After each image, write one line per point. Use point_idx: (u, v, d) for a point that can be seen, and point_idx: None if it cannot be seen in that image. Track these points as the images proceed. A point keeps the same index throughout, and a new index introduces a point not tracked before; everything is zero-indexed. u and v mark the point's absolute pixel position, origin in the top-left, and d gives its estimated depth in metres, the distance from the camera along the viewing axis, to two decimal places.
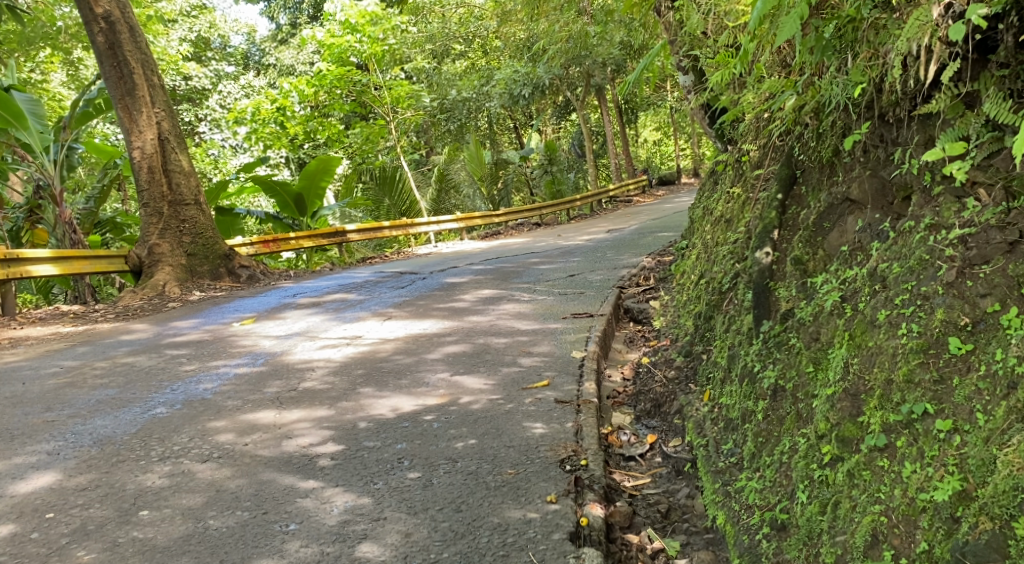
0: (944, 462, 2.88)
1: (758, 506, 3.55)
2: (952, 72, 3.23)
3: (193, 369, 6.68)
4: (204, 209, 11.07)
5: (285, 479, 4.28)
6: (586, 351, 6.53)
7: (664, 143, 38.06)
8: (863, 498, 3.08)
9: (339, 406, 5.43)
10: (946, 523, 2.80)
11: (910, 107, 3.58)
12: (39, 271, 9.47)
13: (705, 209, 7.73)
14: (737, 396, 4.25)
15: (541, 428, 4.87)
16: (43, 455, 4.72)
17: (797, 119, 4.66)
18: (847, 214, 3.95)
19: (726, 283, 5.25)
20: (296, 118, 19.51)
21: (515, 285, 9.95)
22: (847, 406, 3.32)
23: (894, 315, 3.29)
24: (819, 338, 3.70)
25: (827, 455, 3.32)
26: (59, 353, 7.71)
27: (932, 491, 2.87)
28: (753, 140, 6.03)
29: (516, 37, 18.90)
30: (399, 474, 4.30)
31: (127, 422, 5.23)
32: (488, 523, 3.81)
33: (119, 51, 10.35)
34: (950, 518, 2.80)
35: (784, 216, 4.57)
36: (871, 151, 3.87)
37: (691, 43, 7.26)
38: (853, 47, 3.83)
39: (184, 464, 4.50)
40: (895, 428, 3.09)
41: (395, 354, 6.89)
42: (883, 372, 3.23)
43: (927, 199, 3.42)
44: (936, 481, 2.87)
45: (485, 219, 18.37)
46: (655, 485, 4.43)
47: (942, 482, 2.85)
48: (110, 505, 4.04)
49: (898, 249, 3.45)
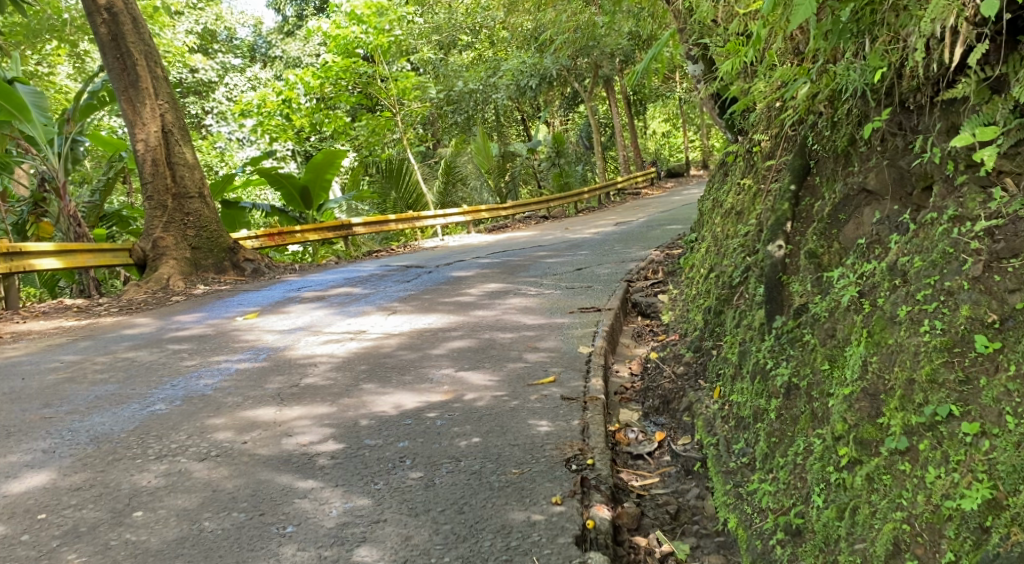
0: (971, 467, 2.75)
1: (773, 509, 3.42)
2: (980, 55, 3.08)
3: (194, 364, 6.57)
4: (208, 202, 10.96)
5: (283, 478, 4.18)
6: (593, 346, 6.39)
7: (672, 134, 37.89)
8: (884, 503, 2.95)
9: (341, 403, 5.31)
10: (974, 533, 2.68)
11: (932, 93, 3.45)
12: (43, 264, 9.33)
13: (715, 202, 7.61)
14: (748, 394, 4.11)
15: (546, 426, 4.75)
16: (38, 453, 4.62)
17: (811, 108, 4.52)
18: (864, 206, 3.80)
19: (737, 277, 5.12)
20: (302, 110, 19.36)
21: (522, 279, 9.81)
22: (866, 406, 3.19)
23: (915, 311, 3.15)
24: (835, 335, 3.55)
25: (843, 457, 3.19)
26: (60, 347, 7.63)
27: (958, 499, 2.74)
28: (766, 130, 5.87)
29: (524, 27, 18.69)
30: (400, 474, 4.18)
31: (125, 419, 5.13)
32: (491, 525, 3.69)
33: (122, 42, 10.24)
34: (979, 528, 2.67)
35: (797, 207, 4.43)
36: (890, 141, 3.72)
37: (702, 31, 7.10)
38: (871, 32, 3.67)
39: (180, 463, 4.39)
40: (917, 431, 2.96)
41: (399, 349, 6.77)
42: (905, 372, 3.08)
43: (950, 189, 3.27)
44: (963, 488, 2.74)
45: (491, 212, 18.23)
46: (664, 485, 4.30)
47: (970, 489, 2.72)
48: (104, 506, 3.94)
49: (918, 241, 3.30)
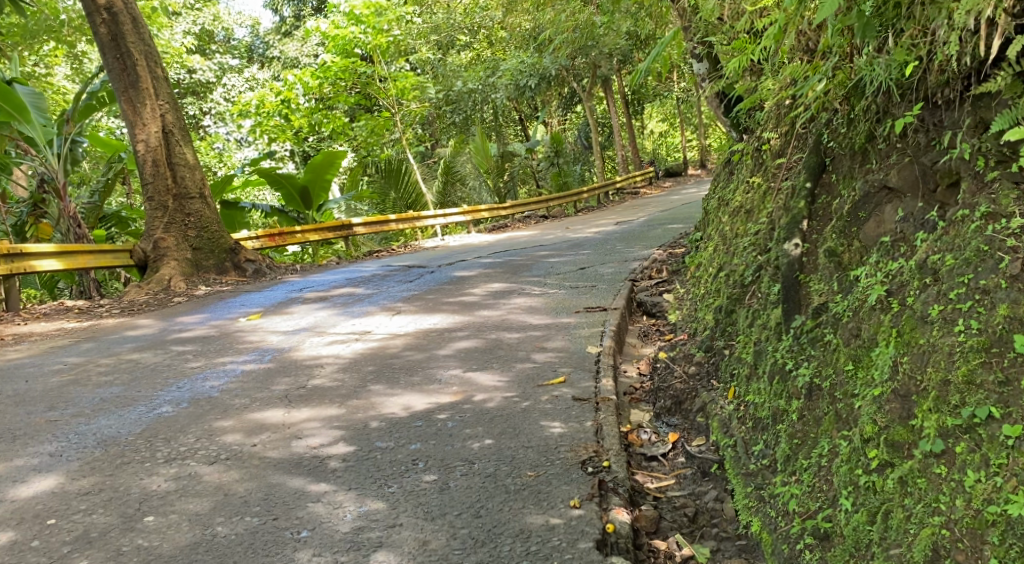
0: (1015, 471, 2.69)
1: (798, 513, 3.37)
2: (1020, 46, 3.02)
3: (199, 366, 6.50)
4: (209, 202, 10.87)
5: (295, 482, 4.11)
6: (601, 346, 6.34)
7: (670, 134, 37.84)
8: (919, 508, 2.90)
9: (349, 405, 5.24)
10: (1021, 540, 2.62)
11: (962, 88, 3.38)
12: (43, 266, 9.25)
13: (721, 201, 7.55)
14: (766, 395, 4.05)
15: (559, 427, 4.69)
16: (45, 456, 4.55)
17: (825, 105, 4.44)
18: (886, 203, 3.75)
19: (749, 276, 5.05)
20: (301, 110, 19.26)
21: (526, 279, 9.75)
22: (897, 408, 3.14)
23: (948, 310, 3.10)
24: (860, 334, 3.50)
25: (874, 460, 3.14)
26: (63, 349, 7.55)
27: (1003, 503, 2.68)
28: (774, 128, 5.81)
29: (522, 28, 18.61)
30: (414, 477, 4.11)
31: (132, 421, 5.06)
32: (510, 529, 3.63)
33: (122, 42, 10.16)
34: None
35: (813, 206, 4.37)
36: (913, 136, 3.67)
37: (706, 30, 7.04)
38: (895, 27, 3.61)
39: (190, 466, 4.32)
40: (953, 433, 2.91)
41: (405, 349, 6.69)
42: (938, 373, 3.03)
43: (980, 185, 3.22)
44: (1007, 494, 2.68)
45: (492, 212, 18.14)
46: (680, 487, 4.24)
47: (1015, 494, 2.66)
48: (114, 511, 3.86)
49: (949, 239, 3.24)
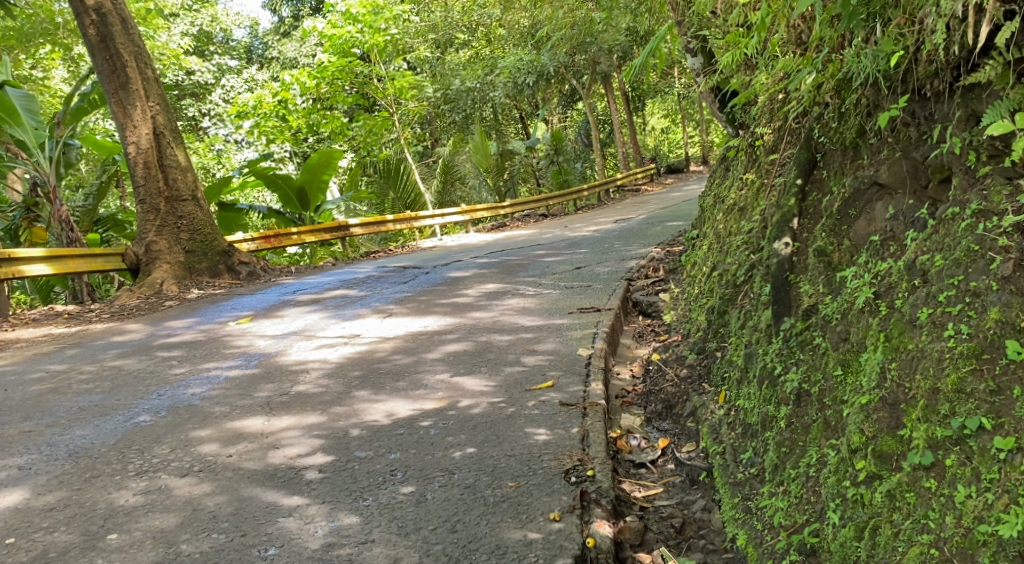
0: (1008, 488, 2.55)
1: (785, 526, 3.23)
2: (1010, 33, 2.87)
3: (182, 372, 6.35)
4: (201, 205, 10.73)
5: (268, 495, 3.97)
6: (593, 348, 6.18)
7: (672, 130, 37.72)
8: (908, 524, 2.77)
9: (332, 412, 5.10)
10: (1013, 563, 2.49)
11: (952, 78, 3.23)
12: (33, 271, 9.09)
13: (716, 198, 7.38)
14: (756, 400, 3.88)
15: (545, 435, 4.54)
16: (14, 469, 4.42)
17: (815, 99, 4.28)
18: (875, 200, 3.60)
19: (741, 276, 4.89)
20: (298, 110, 18.99)
21: (521, 279, 9.58)
22: (885, 417, 3.00)
23: (938, 313, 2.96)
24: (849, 338, 3.35)
25: (861, 471, 3.00)
26: (47, 356, 7.41)
27: (995, 523, 2.54)
28: (768, 123, 5.63)
29: (521, 25, 18.05)
30: (391, 489, 3.97)
31: (107, 431, 4.93)
32: (485, 545, 3.49)
33: (111, 43, 10.03)
34: (1018, 557, 2.48)
35: (804, 203, 4.21)
36: (903, 131, 3.51)
37: (701, 24, 6.87)
38: (882, 16, 3.46)
39: (161, 479, 4.19)
40: (943, 444, 2.77)
41: (393, 353, 6.55)
42: (927, 380, 2.89)
43: (972, 181, 3.07)
44: (998, 512, 2.55)
45: (490, 211, 17.94)
46: (668, 496, 4.09)
47: (1007, 514, 2.53)
48: (76, 528, 3.73)
49: (939, 238, 3.09)
